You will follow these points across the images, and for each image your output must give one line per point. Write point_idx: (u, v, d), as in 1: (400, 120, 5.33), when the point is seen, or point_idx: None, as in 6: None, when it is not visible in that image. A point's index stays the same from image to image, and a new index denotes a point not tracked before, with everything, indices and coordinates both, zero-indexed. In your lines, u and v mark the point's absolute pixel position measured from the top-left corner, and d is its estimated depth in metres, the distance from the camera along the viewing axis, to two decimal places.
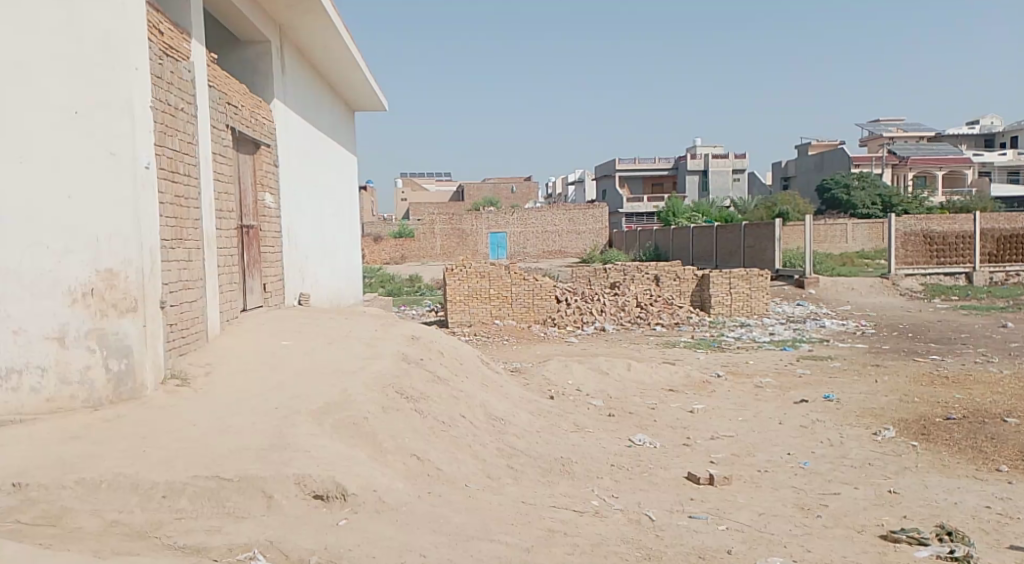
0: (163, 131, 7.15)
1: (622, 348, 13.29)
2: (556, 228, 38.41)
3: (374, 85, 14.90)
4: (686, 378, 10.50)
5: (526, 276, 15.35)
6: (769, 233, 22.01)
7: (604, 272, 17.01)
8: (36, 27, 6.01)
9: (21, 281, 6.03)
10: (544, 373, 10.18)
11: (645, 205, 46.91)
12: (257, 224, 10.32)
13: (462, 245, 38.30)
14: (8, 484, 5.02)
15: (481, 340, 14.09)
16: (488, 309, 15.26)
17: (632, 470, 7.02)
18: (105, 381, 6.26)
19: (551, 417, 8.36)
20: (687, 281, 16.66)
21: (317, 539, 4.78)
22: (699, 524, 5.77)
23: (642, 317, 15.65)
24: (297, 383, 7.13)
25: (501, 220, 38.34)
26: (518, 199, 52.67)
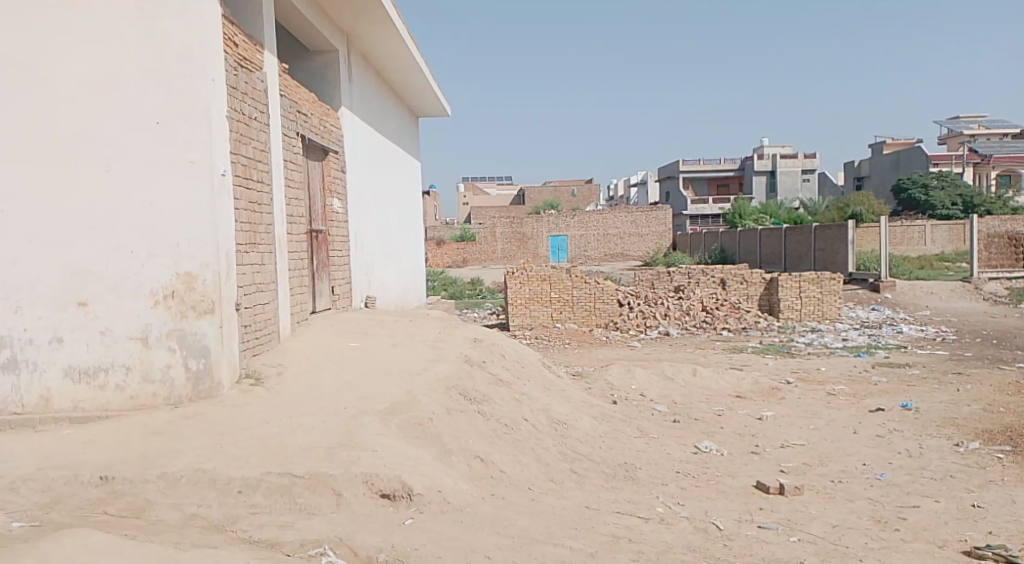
0: (238, 139, 7.35)
1: (687, 353, 13.15)
2: (618, 230, 38.11)
3: (438, 91, 15.06)
4: (754, 384, 10.31)
5: (587, 279, 15.30)
6: (841, 236, 21.50)
7: (668, 276, 16.72)
8: (122, 43, 6.30)
9: (108, 283, 6.34)
10: (608, 376, 10.13)
11: (711, 208, 46.27)
12: (326, 228, 10.53)
13: (523, 248, 38.39)
14: (95, 477, 5.23)
15: (543, 344, 14.11)
16: (549, 312, 15.24)
17: (699, 477, 6.95)
18: (185, 379, 6.43)
19: (615, 422, 8.31)
20: (754, 285, 16.39)
21: (385, 538, 4.85)
22: (769, 535, 5.67)
23: (708, 321, 15.46)
24: (365, 384, 7.25)
25: (562, 223, 38.23)
26: (579, 201, 52.52)
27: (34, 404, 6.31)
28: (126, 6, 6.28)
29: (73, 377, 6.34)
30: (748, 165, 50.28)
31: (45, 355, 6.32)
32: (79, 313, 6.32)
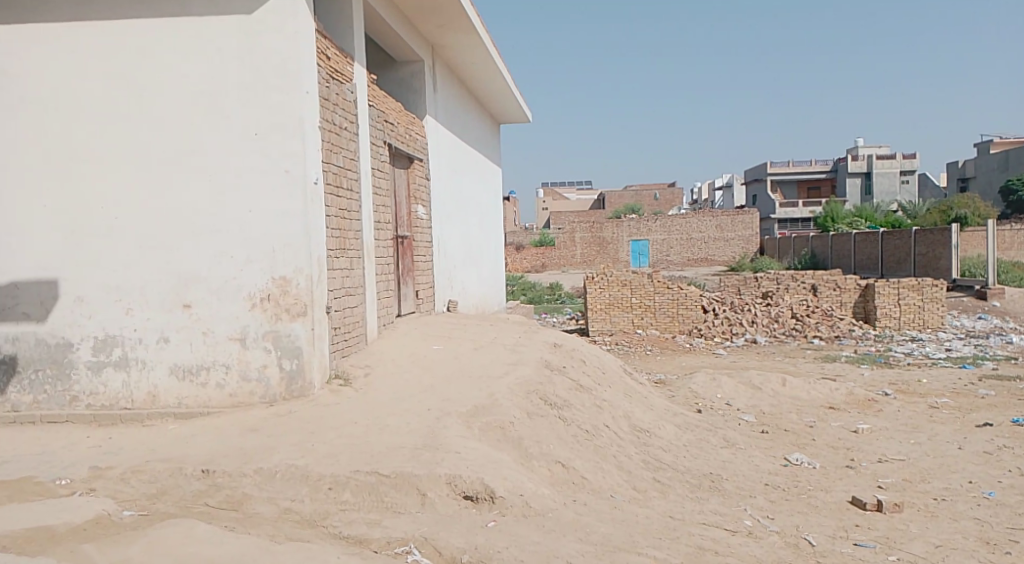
0: (330, 149, 7.64)
1: (775, 362, 12.94)
2: (702, 235, 37.55)
3: (521, 98, 15.20)
4: (848, 395, 10.07)
5: (669, 285, 15.19)
6: (945, 241, 20.76)
7: (755, 281, 16.56)
8: (224, 58, 6.62)
9: (210, 287, 6.69)
10: (693, 385, 10.07)
11: (800, 211, 45.22)
12: (411, 234, 10.79)
13: (604, 253, 38.26)
14: (198, 470, 5.54)
15: (625, 350, 14.10)
16: (630, 318, 15.20)
17: (789, 490, 6.83)
18: (280, 379, 6.70)
19: (700, 431, 8.26)
20: (848, 291, 15.98)
21: (468, 539, 4.95)
22: (865, 553, 5.56)
23: (798, 329, 15.15)
24: (448, 386, 7.41)
25: (644, 227, 37.99)
26: (662, 205, 51.97)
27: (142, 400, 6.71)
28: (228, 24, 6.60)
29: (178, 375, 6.70)
30: (841, 167, 48.87)
31: (153, 354, 6.70)
32: (185, 315, 6.69)
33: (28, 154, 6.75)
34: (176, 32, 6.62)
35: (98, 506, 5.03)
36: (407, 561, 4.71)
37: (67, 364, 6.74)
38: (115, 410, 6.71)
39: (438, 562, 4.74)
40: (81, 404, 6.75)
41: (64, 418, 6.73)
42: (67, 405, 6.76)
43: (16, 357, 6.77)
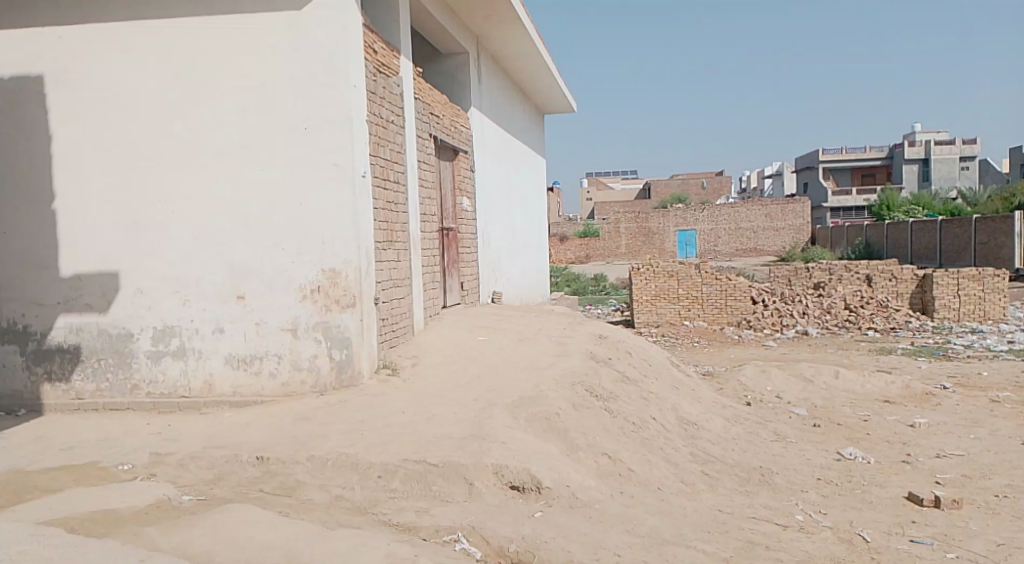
0: (377, 142, 7.75)
1: (827, 354, 12.77)
2: (750, 225, 36.96)
3: (565, 88, 15.18)
4: (905, 389, 9.91)
5: (717, 275, 15.04)
6: (1008, 229, 20.24)
7: (807, 272, 16.44)
8: (274, 55, 6.75)
9: (263, 278, 6.85)
10: (741, 377, 10.02)
11: (853, 200, 44.44)
12: (456, 226, 10.86)
13: (649, 244, 38.03)
14: (252, 457, 5.70)
15: (671, 341, 14.05)
16: (676, 309, 15.15)
17: (843, 485, 6.75)
18: (330, 368, 6.84)
19: (749, 424, 8.21)
20: (905, 282, 15.64)
21: (515, 529, 5.00)
22: (922, 550, 5.50)
23: (852, 321, 14.88)
24: (495, 377, 7.48)
25: (690, 217, 37.52)
26: (710, 195, 51.48)
27: (199, 388, 6.91)
28: (278, 21, 6.73)
29: (233, 364, 6.88)
30: (896, 153, 47.83)
31: (208, 344, 6.89)
32: (238, 305, 6.86)
33: (89, 150, 6.97)
34: (229, 29, 6.77)
35: (159, 491, 5.22)
36: (456, 549, 4.79)
37: (128, 354, 6.96)
38: (174, 398, 6.93)
39: (486, 551, 4.81)
40: (142, 392, 6.97)
41: (127, 405, 6.98)
42: (128, 393, 6.99)
43: (79, 347, 7.02)
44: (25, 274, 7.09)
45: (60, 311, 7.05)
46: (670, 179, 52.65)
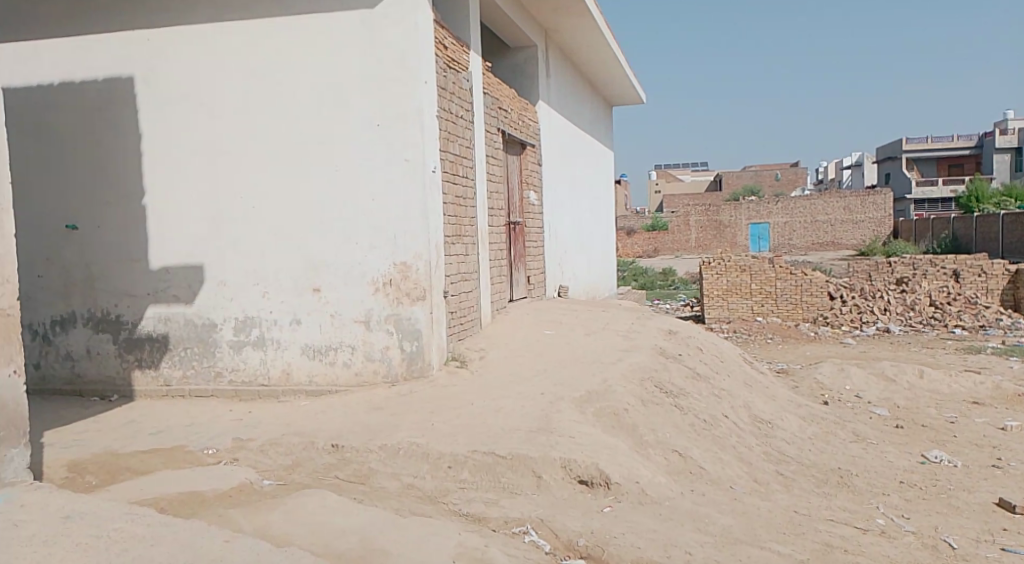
0: (447, 137, 7.81)
1: (909, 353, 12.39)
2: (828, 218, 35.22)
3: (634, 80, 15.03)
4: (994, 390, 9.56)
5: (792, 270, 14.78)
6: None
7: (889, 267, 15.90)
8: (348, 52, 6.85)
9: (337, 271, 6.98)
10: (819, 375, 9.87)
11: (940, 191, 43.07)
12: (523, 220, 10.89)
13: (720, 237, 36.46)
14: (328, 445, 5.84)
15: (744, 338, 13.85)
16: (749, 304, 14.91)
17: (926, 489, 6.55)
18: (401, 360, 6.93)
19: (827, 424, 8.05)
20: (996, 277, 15.09)
21: (584, 523, 5.00)
22: (1011, 559, 5.31)
23: (937, 318, 14.42)
24: (564, 372, 7.48)
25: (763, 210, 35.95)
26: (786, 186, 50.53)
27: (278, 377, 7.10)
28: (353, 20, 6.82)
29: (309, 354, 7.04)
30: (987, 142, 45.80)
31: (286, 335, 7.07)
32: (314, 298, 7.02)
33: (175, 149, 7.21)
34: (306, 29, 6.91)
35: (240, 475, 5.38)
36: (524, 541, 4.81)
37: (212, 343, 7.19)
38: (254, 386, 7.13)
39: (555, 544, 4.82)
40: (224, 379, 7.19)
41: (211, 392, 7.20)
42: (211, 381, 7.22)
43: (167, 336, 7.27)
44: (119, 267, 7.40)
45: (149, 301, 7.32)
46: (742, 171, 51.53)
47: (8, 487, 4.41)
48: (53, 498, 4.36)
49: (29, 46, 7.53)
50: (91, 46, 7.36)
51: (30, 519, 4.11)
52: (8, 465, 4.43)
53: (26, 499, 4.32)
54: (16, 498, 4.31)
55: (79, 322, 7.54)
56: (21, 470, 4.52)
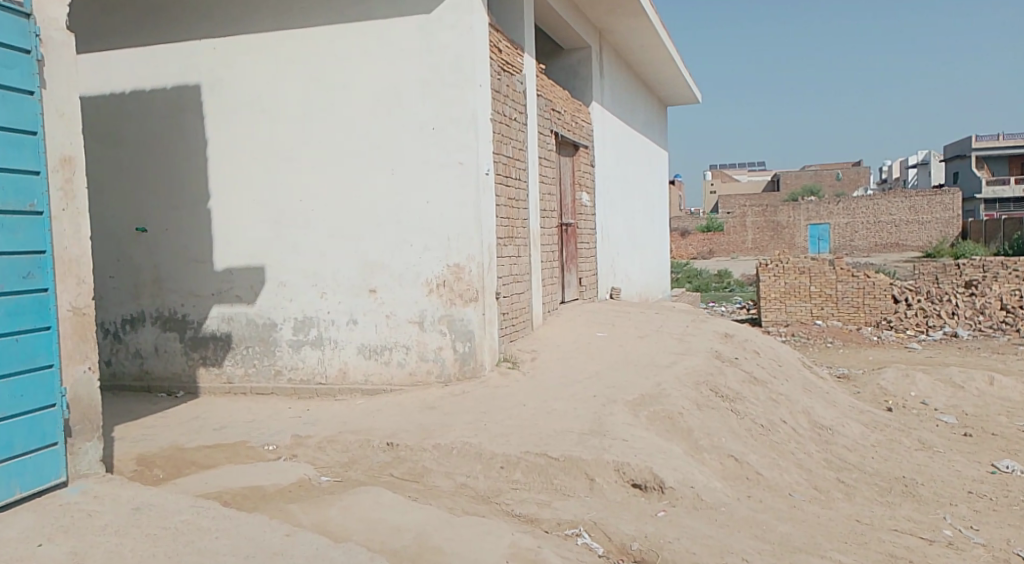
0: (501, 140, 7.83)
1: (978, 359, 12.01)
2: (892, 218, 33.85)
3: (689, 79, 14.86)
4: None
5: (854, 273, 14.45)
6: None
7: (957, 268, 15.43)
8: (405, 57, 6.92)
9: (393, 273, 7.05)
10: (882, 381, 9.66)
11: (1012, 190, 41.90)
12: (575, 222, 10.86)
13: (778, 238, 35.33)
14: (383, 443, 5.90)
15: (803, 342, 13.65)
16: (808, 307, 14.62)
17: (996, 500, 6.34)
18: (454, 360, 6.97)
19: (891, 430, 7.88)
20: None
21: (638, 527, 4.96)
22: None
23: (1008, 322, 13.98)
24: (617, 374, 7.44)
25: (823, 210, 34.61)
26: (847, 185, 49.31)
27: (334, 375, 7.20)
28: (409, 25, 6.89)
29: (365, 354, 7.13)
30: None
31: (343, 335, 7.16)
32: (370, 299, 7.10)
33: (238, 153, 7.37)
34: (364, 35, 7.00)
35: (299, 471, 5.47)
36: (577, 543, 4.78)
37: (272, 342, 7.33)
38: (313, 384, 7.25)
39: (608, 547, 4.77)
40: (283, 377, 7.32)
41: (271, 390, 7.34)
42: (271, 378, 7.35)
43: (230, 335, 7.44)
44: (185, 268, 7.59)
45: (214, 301, 7.49)
46: (800, 171, 50.45)
47: (82, 479, 4.56)
48: (123, 490, 4.49)
49: (102, 56, 7.78)
50: (159, 54, 7.57)
51: (102, 510, 4.24)
52: (82, 457, 4.58)
53: (99, 490, 4.46)
54: (90, 490, 4.45)
55: (148, 320, 7.76)
56: (94, 463, 4.66)
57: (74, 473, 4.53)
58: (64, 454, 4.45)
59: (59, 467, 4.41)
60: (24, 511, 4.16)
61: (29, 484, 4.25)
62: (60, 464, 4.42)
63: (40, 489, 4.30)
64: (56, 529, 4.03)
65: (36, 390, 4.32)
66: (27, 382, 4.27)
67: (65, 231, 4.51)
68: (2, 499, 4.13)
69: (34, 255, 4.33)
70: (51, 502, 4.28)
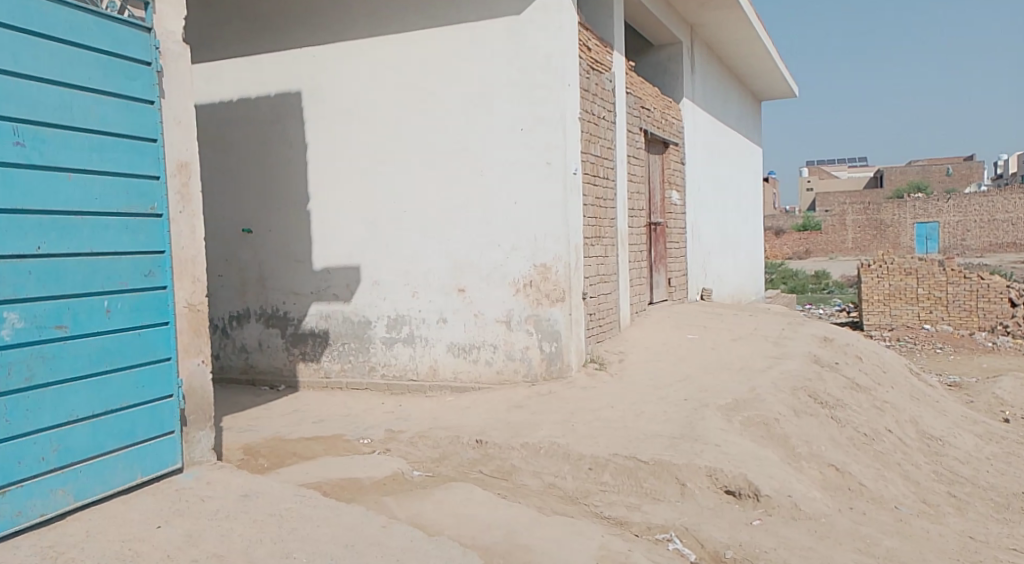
0: (588, 139, 7.73)
1: None
2: (1009, 216, 32.01)
3: (785, 73, 14.40)
4: None
5: (966, 275, 13.72)
6: None
7: None
8: (496, 59, 6.90)
9: (481, 273, 7.06)
10: (997, 391, 9.14)
11: None
12: (664, 221, 10.66)
13: (881, 237, 33.73)
14: (472, 440, 5.90)
15: (909, 348, 13.12)
16: (915, 311, 13.99)
17: None
18: (540, 360, 6.93)
19: (1007, 443, 7.44)
20: None
21: (732, 535, 4.79)
22: None
23: None
24: (709, 378, 7.26)
25: (931, 208, 32.89)
26: (957, 182, 46.93)
27: (425, 372, 7.25)
28: (499, 27, 6.88)
29: (455, 352, 7.15)
30: None
31: (433, 333, 7.21)
32: (459, 298, 7.13)
33: (334, 156, 7.51)
34: (455, 39, 7.03)
35: (392, 465, 5.52)
36: (668, 548, 4.67)
37: (367, 339, 7.44)
38: (404, 380, 7.32)
39: (701, 553, 4.64)
40: (377, 373, 7.42)
41: (365, 386, 7.45)
42: (366, 374, 7.47)
43: (327, 332, 7.59)
44: (286, 267, 7.79)
45: (313, 299, 7.66)
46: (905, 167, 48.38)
47: (195, 465, 4.71)
48: (233, 477, 4.61)
49: (213, 66, 8.11)
50: (263, 63, 7.81)
51: (213, 496, 4.34)
52: (196, 445, 4.75)
53: (211, 477, 4.58)
54: (203, 476, 4.58)
55: (252, 316, 7.99)
56: (207, 451, 4.82)
57: (188, 460, 4.68)
58: (179, 442, 4.59)
59: (175, 453, 4.56)
60: (145, 494, 4.30)
61: (149, 469, 4.40)
62: (176, 451, 4.56)
63: (158, 474, 4.45)
64: (171, 512, 4.14)
65: (156, 381, 4.47)
66: (148, 374, 4.42)
67: (182, 231, 4.66)
68: (126, 482, 4.27)
69: (154, 255, 4.49)
70: (169, 487, 4.41)
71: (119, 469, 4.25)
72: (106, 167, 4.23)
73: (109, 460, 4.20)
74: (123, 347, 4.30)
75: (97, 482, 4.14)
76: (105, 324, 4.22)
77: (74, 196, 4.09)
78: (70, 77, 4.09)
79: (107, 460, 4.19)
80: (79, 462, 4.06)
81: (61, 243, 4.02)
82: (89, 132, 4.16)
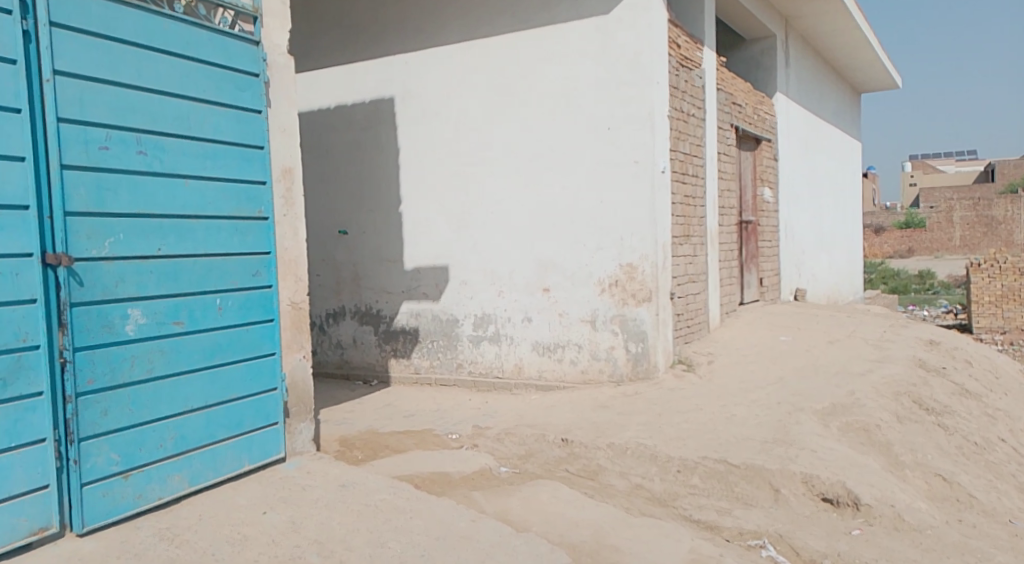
0: (677, 136, 7.58)
1: None
2: None
3: (886, 64, 13.79)
4: None
5: None
6: None
7: None
8: (583, 58, 6.84)
9: (566, 273, 7.00)
10: None
11: None
12: (756, 219, 10.36)
13: (993, 235, 32.17)
14: (558, 439, 5.86)
15: None
16: None
17: None
18: (627, 360, 6.82)
19: None
20: None
21: (829, 544, 4.59)
22: None
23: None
24: (804, 381, 7.01)
25: None
26: None
27: (511, 370, 7.25)
28: (589, 27, 6.80)
29: (540, 351, 7.13)
30: None
31: (519, 332, 7.20)
32: (544, 297, 7.09)
33: (424, 159, 7.59)
34: (543, 40, 7.00)
35: (481, 461, 5.53)
36: (761, 555, 4.52)
37: (454, 337, 7.48)
38: (491, 377, 7.33)
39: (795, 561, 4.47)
40: (464, 370, 7.46)
41: (453, 382, 7.50)
42: (453, 370, 7.52)
43: (417, 329, 7.67)
44: (378, 266, 7.92)
45: (403, 298, 7.77)
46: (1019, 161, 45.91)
47: (297, 455, 4.81)
48: (332, 467, 4.69)
49: (309, 74, 8.30)
50: (357, 68, 7.96)
51: (314, 485, 4.43)
52: (297, 436, 4.83)
53: (312, 467, 4.68)
54: (304, 466, 4.68)
55: (347, 314, 8.16)
56: (307, 442, 4.91)
57: (290, 450, 4.78)
58: (282, 433, 4.70)
59: (279, 443, 4.67)
60: (251, 481, 4.41)
61: (255, 458, 4.52)
62: (280, 441, 4.68)
63: (263, 463, 4.56)
64: (276, 499, 4.23)
65: (262, 374, 4.59)
66: (254, 367, 4.54)
67: (285, 232, 4.77)
68: (235, 470, 4.40)
69: (261, 255, 4.61)
70: (272, 475, 4.53)
71: (228, 458, 4.38)
72: (218, 173, 4.35)
73: (219, 448, 4.33)
74: (232, 342, 4.43)
75: (209, 469, 4.27)
76: (217, 320, 4.34)
77: (190, 200, 4.22)
78: (187, 87, 4.22)
79: (218, 449, 4.33)
80: (192, 450, 4.20)
81: (179, 245, 4.17)
82: (203, 139, 4.29)
